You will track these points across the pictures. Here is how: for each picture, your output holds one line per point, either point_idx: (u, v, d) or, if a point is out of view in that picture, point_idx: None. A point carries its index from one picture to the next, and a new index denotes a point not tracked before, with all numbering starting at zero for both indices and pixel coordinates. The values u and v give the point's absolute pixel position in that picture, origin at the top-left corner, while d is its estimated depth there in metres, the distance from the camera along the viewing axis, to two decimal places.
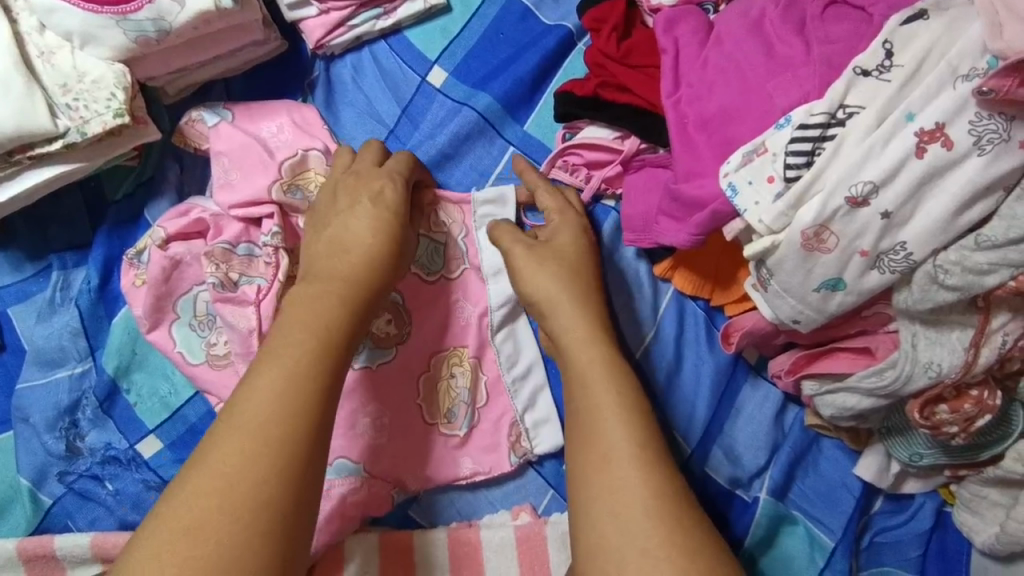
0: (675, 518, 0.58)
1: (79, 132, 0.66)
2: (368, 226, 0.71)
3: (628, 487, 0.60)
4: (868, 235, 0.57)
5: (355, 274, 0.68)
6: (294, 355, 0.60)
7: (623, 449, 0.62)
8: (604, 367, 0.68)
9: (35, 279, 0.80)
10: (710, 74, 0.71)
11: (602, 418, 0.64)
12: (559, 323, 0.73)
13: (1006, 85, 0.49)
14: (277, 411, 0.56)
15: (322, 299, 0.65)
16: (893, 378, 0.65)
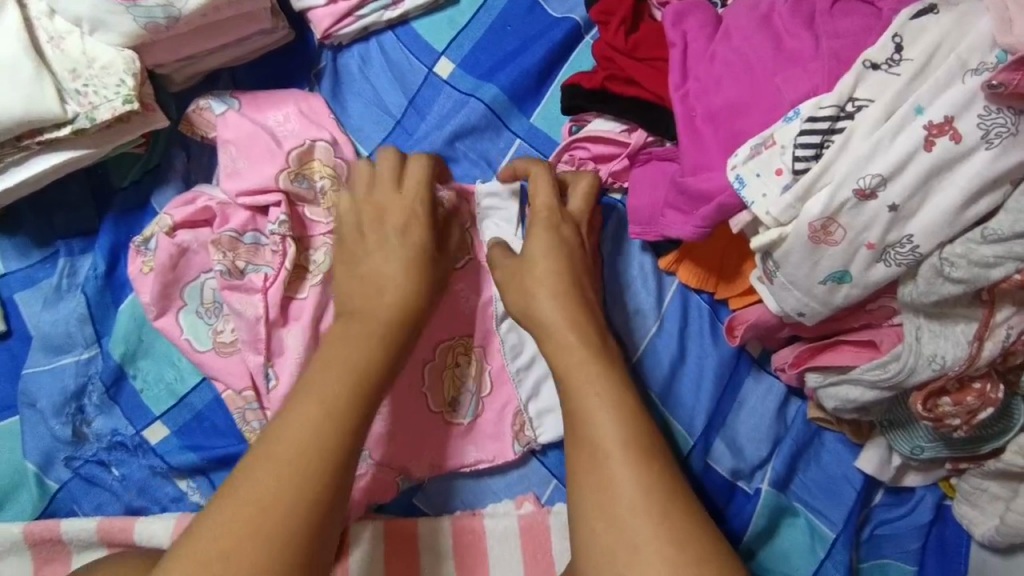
0: (663, 512, 0.59)
1: (88, 117, 0.66)
2: (398, 266, 0.72)
3: (617, 484, 0.61)
4: (876, 227, 0.57)
5: (385, 317, 0.69)
6: (326, 401, 0.62)
7: (611, 448, 0.62)
8: (592, 364, 0.68)
9: (42, 266, 0.80)
10: (718, 68, 0.71)
11: (593, 415, 0.65)
12: (547, 321, 0.72)
13: (1015, 79, 0.49)
14: (311, 444, 0.60)
15: (353, 342, 0.67)
16: (897, 370, 0.65)
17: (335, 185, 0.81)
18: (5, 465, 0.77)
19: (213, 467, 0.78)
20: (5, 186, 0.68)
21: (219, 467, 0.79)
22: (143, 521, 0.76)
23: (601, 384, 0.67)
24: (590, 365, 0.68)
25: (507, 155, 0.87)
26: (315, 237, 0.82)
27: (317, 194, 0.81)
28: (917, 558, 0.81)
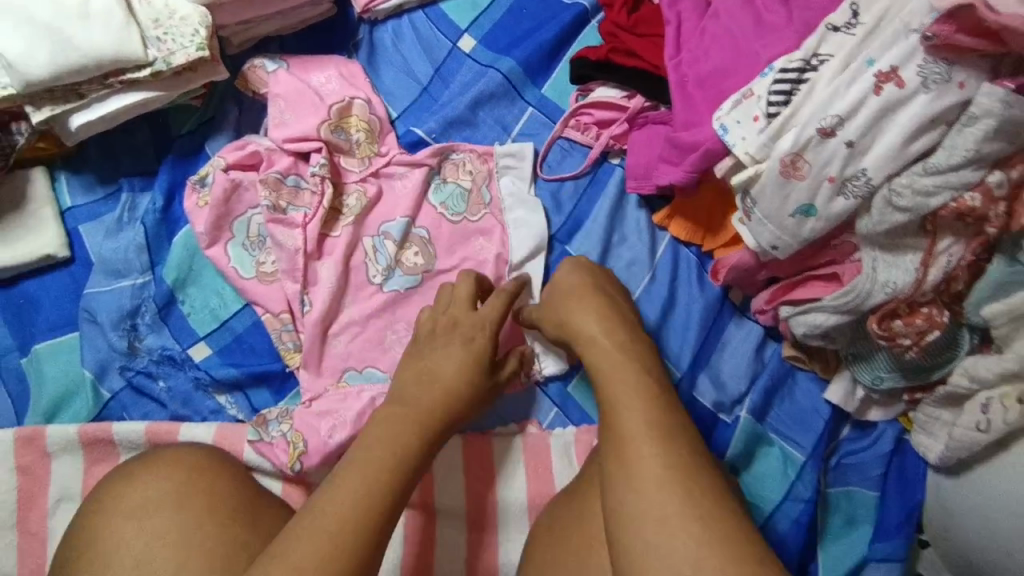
0: (687, 486, 0.59)
1: (165, 62, 0.76)
2: (455, 367, 0.78)
3: (643, 461, 0.61)
4: (836, 162, 0.68)
5: (434, 407, 0.73)
6: (370, 480, 0.64)
7: (635, 433, 0.63)
8: (620, 354, 0.71)
9: (105, 201, 0.90)
10: (707, 41, 0.82)
11: (620, 399, 0.66)
12: (579, 325, 0.76)
13: (945, 31, 0.61)
14: (349, 514, 0.61)
15: (403, 424, 0.70)
16: (854, 297, 0.76)
17: (368, 139, 0.93)
18: (65, 373, 0.86)
19: (252, 383, 0.87)
20: (88, 120, 0.78)
21: (255, 384, 0.87)
22: (187, 425, 0.84)
23: (630, 376, 0.68)
24: (620, 358, 0.71)
25: (521, 120, 0.98)
26: (348, 183, 0.92)
27: (352, 145, 0.92)
28: (878, 484, 0.91)
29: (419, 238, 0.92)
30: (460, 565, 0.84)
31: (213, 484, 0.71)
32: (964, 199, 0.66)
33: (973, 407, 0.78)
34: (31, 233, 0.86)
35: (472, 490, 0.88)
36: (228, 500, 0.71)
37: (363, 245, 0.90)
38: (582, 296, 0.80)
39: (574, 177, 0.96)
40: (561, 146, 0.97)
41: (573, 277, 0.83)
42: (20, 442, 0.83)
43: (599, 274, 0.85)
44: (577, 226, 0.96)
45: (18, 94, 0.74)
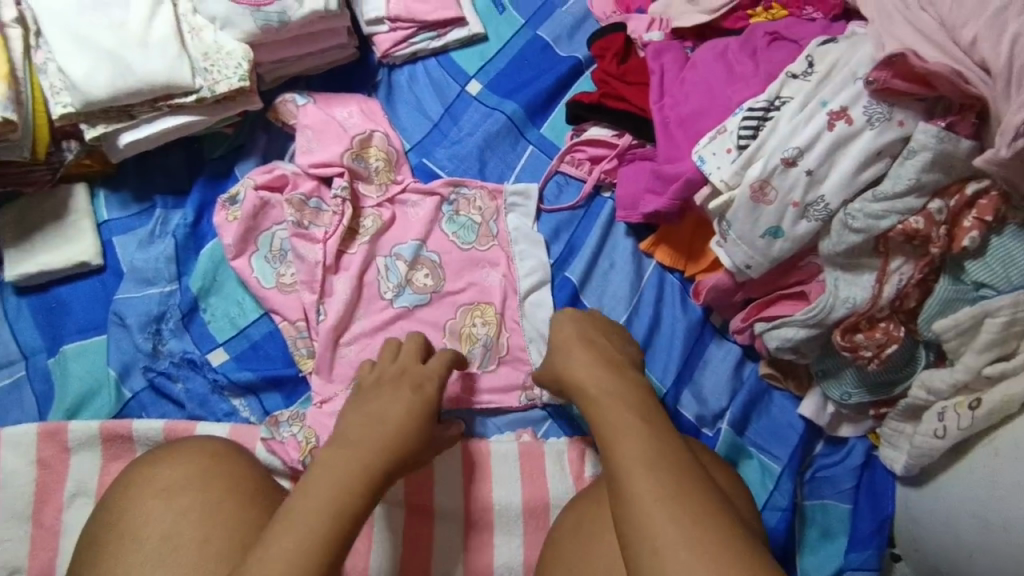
0: (684, 508, 0.58)
1: (210, 89, 0.87)
2: (399, 416, 0.75)
3: (636, 490, 0.61)
4: (798, 189, 0.79)
5: (377, 446, 0.70)
6: (323, 524, 0.62)
7: (630, 464, 0.62)
8: (614, 398, 0.71)
9: (138, 216, 0.98)
10: (687, 88, 0.94)
11: (614, 435, 0.66)
12: (580, 382, 0.77)
13: (883, 76, 0.74)
14: (303, 557, 0.59)
15: (347, 466, 0.67)
16: (819, 311, 0.84)
17: (387, 167, 1.02)
18: (91, 372, 0.91)
19: (265, 385, 0.92)
20: (134, 139, 0.88)
21: (268, 388, 0.93)
22: (204, 423, 0.89)
23: (622, 410, 0.69)
24: (611, 395, 0.72)
25: (522, 158, 1.08)
26: (365, 208, 1.01)
27: (370, 172, 1.02)
28: (850, 497, 0.97)
29: (428, 260, 1.00)
30: (456, 567, 0.87)
31: (231, 467, 0.78)
32: (909, 222, 0.76)
33: (930, 417, 0.85)
34: (70, 242, 0.94)
35: (474, 491, 0.90)
36: (244, 483, 0.77)
37: (376, 265, 0.99)
38: (570, 352, 0.81)
39: (571, 208, 1.06)
40: (557, 180, 1.08)
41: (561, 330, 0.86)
42: (42, 436, 0.87)
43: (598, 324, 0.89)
44: (572, 252, 1.05)
45: (76, 113, 0.85)
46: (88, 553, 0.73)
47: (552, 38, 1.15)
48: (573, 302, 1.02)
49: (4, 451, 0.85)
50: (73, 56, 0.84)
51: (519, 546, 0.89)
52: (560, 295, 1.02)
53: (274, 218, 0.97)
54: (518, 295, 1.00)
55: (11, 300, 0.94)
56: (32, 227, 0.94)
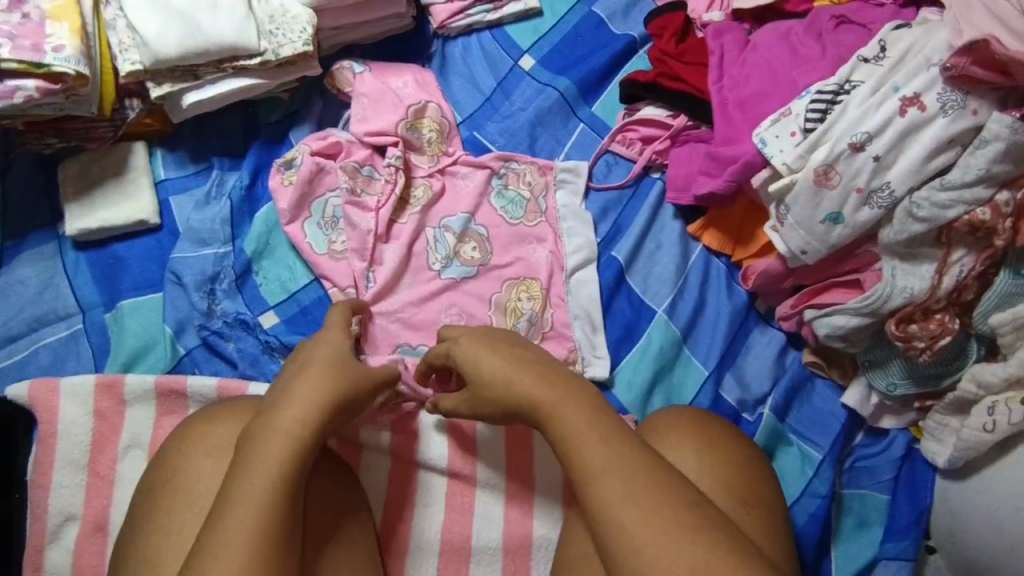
0: (649, 503, 0.66)
1: (274, 53, 0.89)
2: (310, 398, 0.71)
3: (611, 493, 0.67)
4: (863, 175, 0.78)
5: (298, 429, 0.69)
6: (276, 514, 0.64)
7: (595, 469, 0.69)
8: (561, 402, 0.73)
9: (195, 177, 0.99)
10: (748, 69, 0.93)
11: (574, 440, 0.71)
12: (517, 388, 0.76)
13: (961, 62, 0.73)
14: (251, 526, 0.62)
15: (279, 456, 0.67)
16: (875, 299, 0.84)
17: (439, 139, 1.03)
18: (147, 328, 0.93)
19: None
20: (198, 99, 0.89)
21: None
22: (254, 383, 0.90)
23: (576, 416, 0.72)
24: (557, 397, 0.74)
25: (573, 135, 1.08)
26: (416, 178, 1.01)
27: (423, 143, 1.02)
28: (889, 488, 0.97)
29: (477, 234, 1.00)
30: (495, 534, 0.91)
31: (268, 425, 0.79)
32: (976, 213, 0.75)
33: (979, 411, 0.85)
34: (129, 199, 0.95)
35: (515, 463, 0.93)
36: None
37: (425, 236, 0.99)
38: (490, 351, 0.80)
39: (620, 187, 1.06)
40: (607, 160, 1.07)
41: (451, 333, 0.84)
42: (100, 387, 0.88)
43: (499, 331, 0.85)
44: (619, 232, 1.05)
45: (143, 70, 0.86)
46: (143, 506, 0.75)
47: (607, 15, 1.14)
48: (618, 282, 1.02)
49: (63, 401, 0.87)
50: (145, 13, 0.85)
51: (557, 519, 0.91)
52: (606, 274, 1.02)
53: (328, 184, 0.98)
54: (564, 271, 1.00)
55: (70, 254, 0.96)
56: (92, 183, 0.96)
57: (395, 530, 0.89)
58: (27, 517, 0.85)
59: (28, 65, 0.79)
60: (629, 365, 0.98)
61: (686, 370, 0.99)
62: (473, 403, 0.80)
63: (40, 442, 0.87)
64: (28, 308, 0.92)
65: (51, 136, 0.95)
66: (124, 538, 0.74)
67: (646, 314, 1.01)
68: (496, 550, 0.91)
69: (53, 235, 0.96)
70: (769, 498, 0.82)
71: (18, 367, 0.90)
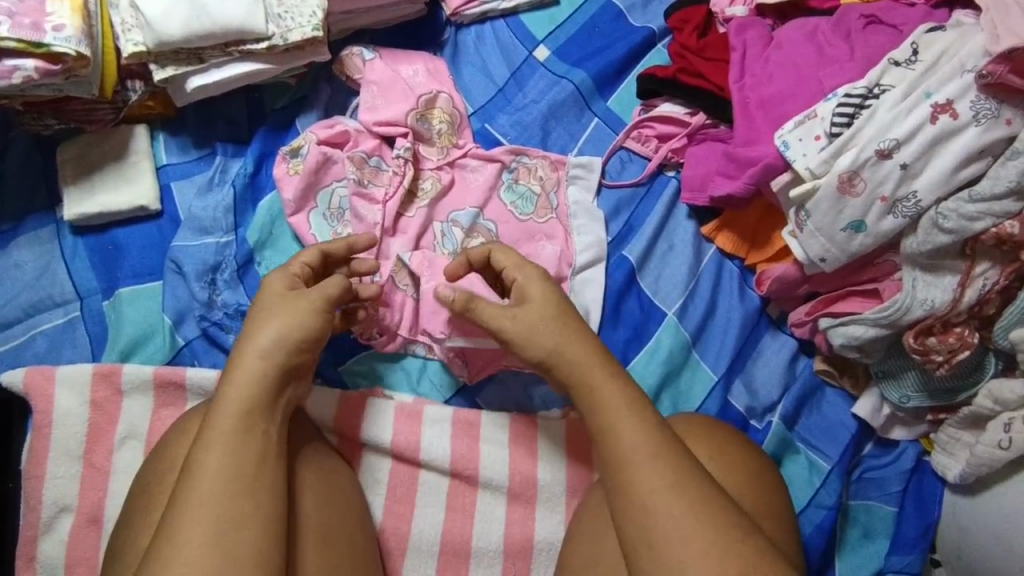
0: (689, 494, 0.67)
1: (282, 37, 0.86)
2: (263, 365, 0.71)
3: (648, 481, 0.68)
4: (889, 183, 0.76)
5: (256, 397, 0.68)
6: (247, 488, 0.64)
7: (636, 455, 0.69)
8: (607, 382, 0.74)
9: (198, 162, 0.97)
10: (771, 68, 0.90)
11: (613, 420, 0.72)
12: (566, 362, 0.75)
13: (998, 70, 0.71)
14: (231, 467, 0.64)
15: (240, 430, 0.67)
16: (894, 310, 0.82)
17: (450, 130, 1.00)
18: (146, 317, 0.91)
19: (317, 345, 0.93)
20: (202, 83, 0.87)
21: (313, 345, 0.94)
22: None
23: (617, 398, 0.73)
24: (597, 375, 0.74)
25: (587, 130, 1.05)
26: (425, 170, 0.99)
27: (433, 134, 0.99)
28: (896, 500, 0.96)
29: (485, 229, 0.98)
30: (497, 538, 0.89)
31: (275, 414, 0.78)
32: (1004, 226, 0.73)
33: (995, 427, 0.83)
34: (129, 183, 0.93)
35: (520, 466, 0.90)
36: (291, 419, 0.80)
37: (432, 230, 0.96)
38: (541, 320, 0.77)
39: (633, 185, 1.03)
40: (620, 156, 1.05)
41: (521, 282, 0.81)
42: (96, 377, 0.86)
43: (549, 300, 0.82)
44: (630, 231, 1.02)
45: (146, 52, 0.84)
46: (140, 499, 0.73)
47: (625, 7, 1.11)
48: (629, 282, 0.99)
49: (58, 390, 0.86)
50: None
51: (559, 523, 0.90)
52: (617, 274, 0.99)
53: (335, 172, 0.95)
54: (573, 268, 0.98)
55: (67, 239, 0.93)
56: (92, 166, 0.93)
57: (395, 528, 0.88)
58: (21, 508, 0.84)
59: (26, 45, 0.76)
60: (637, 367, 0.96)
61: (694, 374, 0.97)
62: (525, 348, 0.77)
63: (34, 432, 0.85)
64: (23, 294, 0.90)
65: (49, 116, 0.91)
66: (119, 534, 0.72)
67: (655, 316, 0.99)
68: (496, 553, 0.89)
69: (51, 218, 0.94)
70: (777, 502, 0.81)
71: (13, 355, 0.89)
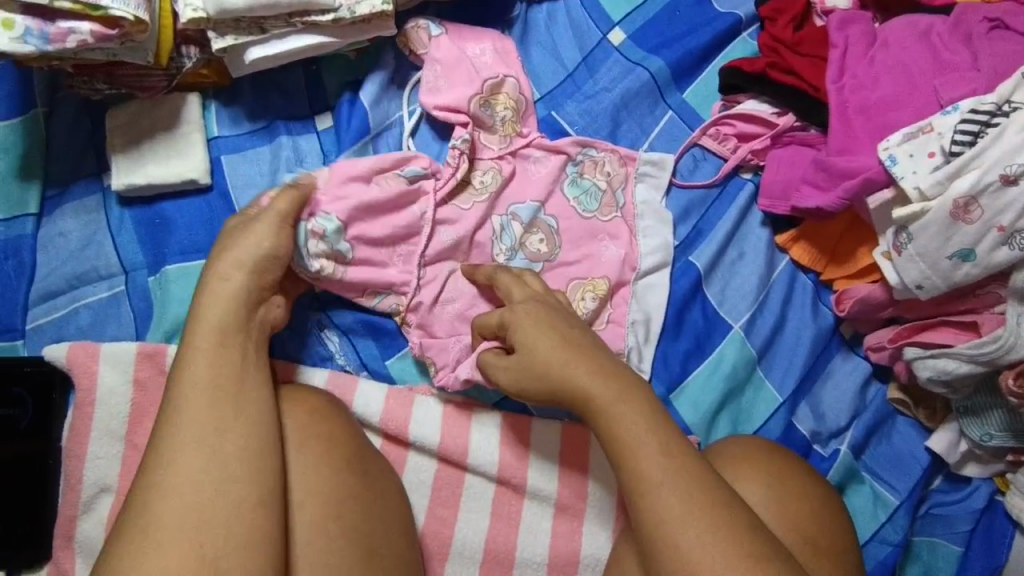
0: (709, 522, 0.63)
1: (349, 10, 0.83)
2: (211, 357, 0.67)
3: (660, 503, 0.64)
4: (1010, 212, 0.71)
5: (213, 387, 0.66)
6: (206, 486, 0.61)
7: (654, 480, 0.65)
8: (620, 401, 0.69)
9: (251, 136, 0.92)
10: (876, 69, 0.84)
11: (625, 442, 0.67)
12: (573, 376, 0.71)
13: None
14: (204, 463, 0.62)
15: (190, 427, 0.63)
16: (994, 349, 0.77)
17: (514, 118, 0.93)
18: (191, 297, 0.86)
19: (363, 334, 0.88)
20: (263, 54, 0.83)
21: (363, 334, 0.89)
22: (302, 368, 0.85)
23: (632, 416, 0.68)
24: (605, 390, 0.69)
25: (660, 124, 0.98)
26: (484, 159, 0.92)
27: (496, 122, 0.92)
28: (963, 539, 0.90)
29: (546, 225, 0.91)
30: (542, 549, 0.85)
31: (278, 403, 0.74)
32: None
33: None
34: (180, 155, 0.88)
35: (569, 477, 0.86)
36: (299, 407, 0.75)
37: (490, 223, 0.90)
38: (548, 334, 0.74)
39: (706, 186, 0.96)
40: (694, 154, 0.98)
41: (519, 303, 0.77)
42: (141, 357, 0.83)
43: (559, 311, 0.77)
44: (699, 236, 0.95)
45: (206, 18, 0.80)
46: None
47: None
48: (694, 290, 0.93)
49: (102, 367, 0.83)
50: None
51: (607, 539, 0.85)
52: (683, 280, 0.93)
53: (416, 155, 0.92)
54: (636, 271, 0.91)
55: (114, 209, 0.89)
56: (141, 134, 0.89)
57: (437, 532, 0.85)
58: (60, 486, 0.82)
59: (83, 6, 0.72)
60: (697, 381, 0.90)
61: (757, 393, 0.92)
62: (524, 370, 0.74)
63: (77, 410, 0.83)
64: (67, 265, 0.87)
65: (100, 81, 0.86)
66: None
67: (720, 327, 0.92)
68: (540, 565, 0.85)
69: (98, 186, 0.90)
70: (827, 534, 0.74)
71: (56, 327, 0.86)
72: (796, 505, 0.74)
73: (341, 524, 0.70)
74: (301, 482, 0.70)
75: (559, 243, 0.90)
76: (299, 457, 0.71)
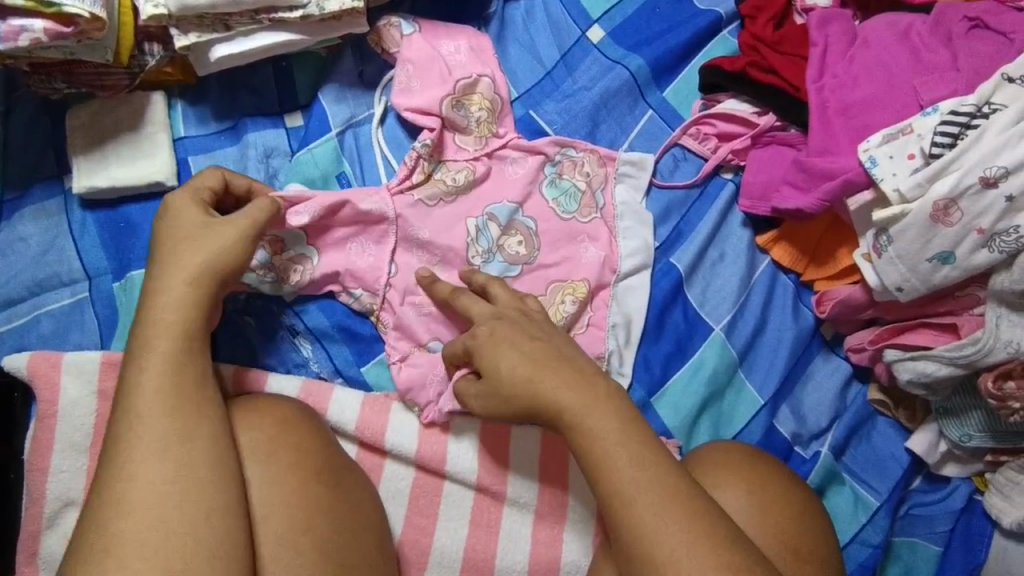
0: (696, 531, 0.62)
1: (318, 6, 0.80)
2: (167, 363, 0.65)
3: (642, 518, 0.62)
4: (989, 215, 0.71)
5: (166, 393, 0.63)
6: (171, 496, 0.60)
7: (633, 489, 0.64)
8: (590, 409, 0.67)
9: (219, 136, 0.89)
10: (856, 69, 0.83)
11: (602, 453, 0.65)
12: (545, 389, 0.69)
13: None
14: (163, 472, 0.60)
15: (146, 438, 0.61)
16: (974, 351, 0.77)
17: (489, 118, 0.91)
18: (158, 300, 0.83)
19: (337, 338, 0.86)
20: (229, 52, 0.81)
21: (338, 340, 0.86)
22: (274, 375, 0.83)
23: (605, 422, 0.67)
24: (578, 394, 0.68)
25: (640, 123, 0.97)
26: (459, 159, 0.90)
27: (470, 122, 0.90)
28: (943, 539, 0.90)
29: (523, 227, 0.89)
30: (522, 557, 0.84)
31: (244, 415, 0.72)
32: None
33: None
34: (144, 156, 0.85)
35: (550, 483, 0.85)
36: (268, 418, 0.72)
37: (465, 226, 0.87)
38: (512, 349, 0.72)
39: (686, 186, 0.95)
40: (674, 153, 0.96)
41: (484, 322, 0.76)
42: (106, 365, 0.81)
43: (525, 321, 0.76)
44: (679, 237, 0.94)
45: (168, 15, 0.78)
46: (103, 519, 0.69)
47: None
48: (674, 292, 0.91)
49: (65, 378, 0.80)
50: None
51: (588, 546, 0.84)
52: (664, 282, 0.91)
53: (388, 152, 0.90)
54: (616, 273, 0.89)
55: (76, 212, 0.86)
56: (104, 135, 0.85)
57: (416, 540, 0.83)
58: (23, 501, 0.78)
59: (35, 3, 0.69)
60: (677, 384, 0.89)
61: (738, 395, 0.91)
62: (496, 393, 0.72)
63: (39, 422, 0.79)
64: (27, 271, 0.84)
65: (58, 80, 0.83)
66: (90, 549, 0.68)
67: (701, 329, 0.91)
68: (521, 573, 0.83)
69: (60, 189, 0.87)
70: (809, 532, 0.73)
71: (17, 335, 0.82)
72: (776, 512, 0.73)
73: (312, 536, 0.68)
74: (270, 496, 0.68)
75: (536, 243, 0.89)
76: (269, 470, 0.69)
